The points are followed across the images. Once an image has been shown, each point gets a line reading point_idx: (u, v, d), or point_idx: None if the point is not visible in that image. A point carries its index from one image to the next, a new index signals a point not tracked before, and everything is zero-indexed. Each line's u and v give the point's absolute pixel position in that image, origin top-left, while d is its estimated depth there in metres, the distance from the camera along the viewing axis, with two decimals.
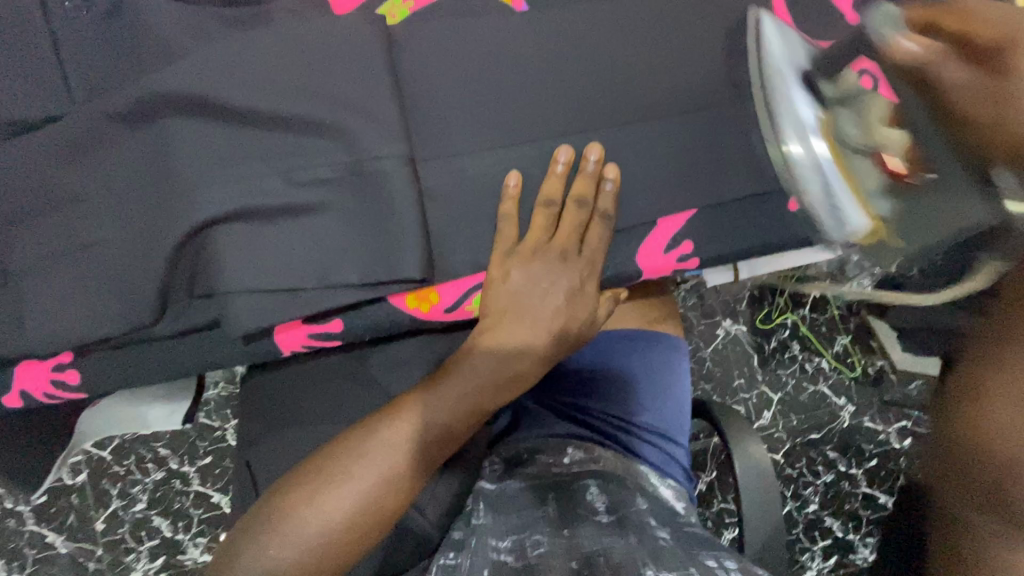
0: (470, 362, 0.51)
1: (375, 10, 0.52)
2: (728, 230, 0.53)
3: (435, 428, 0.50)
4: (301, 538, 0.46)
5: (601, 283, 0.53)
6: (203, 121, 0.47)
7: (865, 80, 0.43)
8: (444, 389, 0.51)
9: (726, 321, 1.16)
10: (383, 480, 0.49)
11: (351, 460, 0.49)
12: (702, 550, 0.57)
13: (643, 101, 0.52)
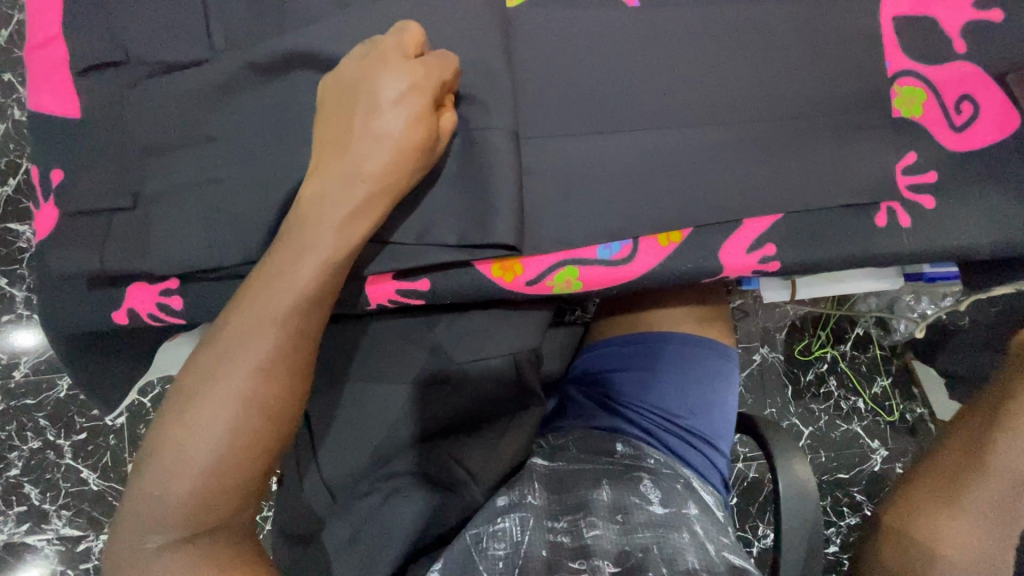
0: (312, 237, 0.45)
1: None
2: (811, 240, 0.53)
3: (287, 301, 0.45)
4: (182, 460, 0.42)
5: (680, 275, 0.54)
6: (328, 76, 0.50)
7: (906, 161, 0.54)
8: (297, 280, 0.45)
9: (763, 348, 1.23)
10: (260, 364, 0.44)
11: (210, 354, 0.44)
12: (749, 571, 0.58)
13: (742, 105, 0.53)
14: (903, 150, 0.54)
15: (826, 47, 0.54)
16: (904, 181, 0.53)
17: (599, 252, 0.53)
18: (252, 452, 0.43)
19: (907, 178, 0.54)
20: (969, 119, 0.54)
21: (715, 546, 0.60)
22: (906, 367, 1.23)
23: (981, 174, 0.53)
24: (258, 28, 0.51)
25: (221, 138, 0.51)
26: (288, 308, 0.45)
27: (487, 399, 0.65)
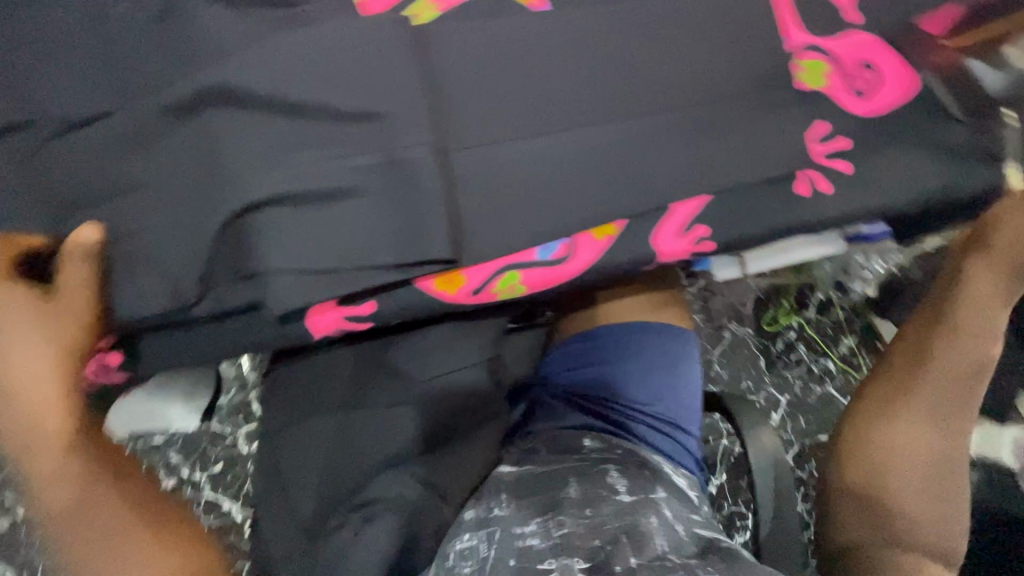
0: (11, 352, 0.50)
1: (403, 12, 0.55)
2: (740, 216, 0.55)
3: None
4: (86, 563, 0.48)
5: (620, 268, 0.55)
6: (243, 107, 0.49)
7: (817, 129, 0.56)
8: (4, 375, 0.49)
9: (732, 324, 1.27)
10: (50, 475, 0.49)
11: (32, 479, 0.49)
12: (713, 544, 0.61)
13: (658, 95, 0.55)
14: (813, 120, 0.56)
15: (730, 32, 0.56)
16: (817, 148, 0.56)
17: (538, 254, 0.53)
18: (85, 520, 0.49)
19: (819, 146, 0.56)
20: (872, 85, 0.56)
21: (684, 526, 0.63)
22: (868, 324, 1.27)
23: (890, 135, 0.56)
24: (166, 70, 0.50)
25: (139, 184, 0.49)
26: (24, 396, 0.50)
27: (454, 412, 0.66)
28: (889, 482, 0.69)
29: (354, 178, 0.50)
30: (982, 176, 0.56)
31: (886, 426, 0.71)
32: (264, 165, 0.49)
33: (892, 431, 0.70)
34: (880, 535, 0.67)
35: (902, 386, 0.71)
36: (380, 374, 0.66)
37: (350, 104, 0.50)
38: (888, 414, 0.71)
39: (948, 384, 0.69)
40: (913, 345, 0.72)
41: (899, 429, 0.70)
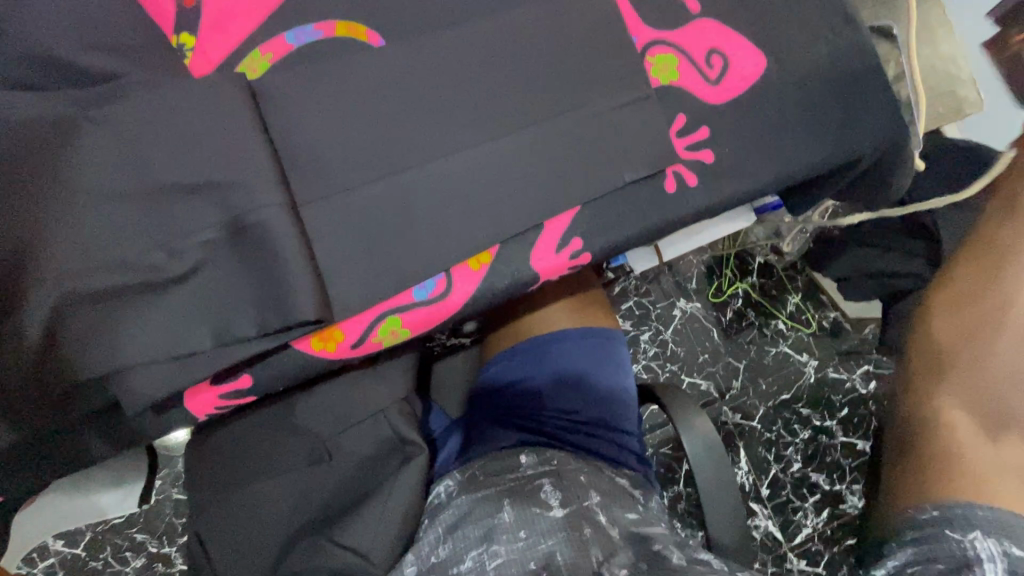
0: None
1: (236, 69, 0.53)
2: (613, 222, 0.55)
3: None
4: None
5: (503, 292, 0.54)
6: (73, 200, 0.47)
7: (677, 120, 0.56)
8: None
9: (681, 300, 1.28)
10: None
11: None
12: (653, 543, 0.60)
13: (511, 113, 0.54)
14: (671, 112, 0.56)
15: (573, 38, 0.55)
16: (677, 142, 0.56)
17: (415, 295, 0.52)
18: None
19: (679, 139, 0.56)
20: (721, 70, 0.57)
21: (620, 531, 0.61)
22: (810, 280, 1.30)
23: (747, 117, 0.56)
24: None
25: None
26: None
27: (374, 460, 0.64)
28: (951, 451, 0.67)
29: (205, 252, 0.48)
30: (839, 143, 0.57)
31: (979, 341, 0.75)
32: (107, 257, 0.47)
33: (988, 387, 0.72)
34: (936, 475, 0.66)
35: (983, 343, 0.75)
36: (290, 435, 0.63)
37: (190, 179, 0.49)
38: (981, 386, 0.73)
39: (994, 318, 0.75)
40: (986, 294, 0.76)
41: (952, 382, 0.75)
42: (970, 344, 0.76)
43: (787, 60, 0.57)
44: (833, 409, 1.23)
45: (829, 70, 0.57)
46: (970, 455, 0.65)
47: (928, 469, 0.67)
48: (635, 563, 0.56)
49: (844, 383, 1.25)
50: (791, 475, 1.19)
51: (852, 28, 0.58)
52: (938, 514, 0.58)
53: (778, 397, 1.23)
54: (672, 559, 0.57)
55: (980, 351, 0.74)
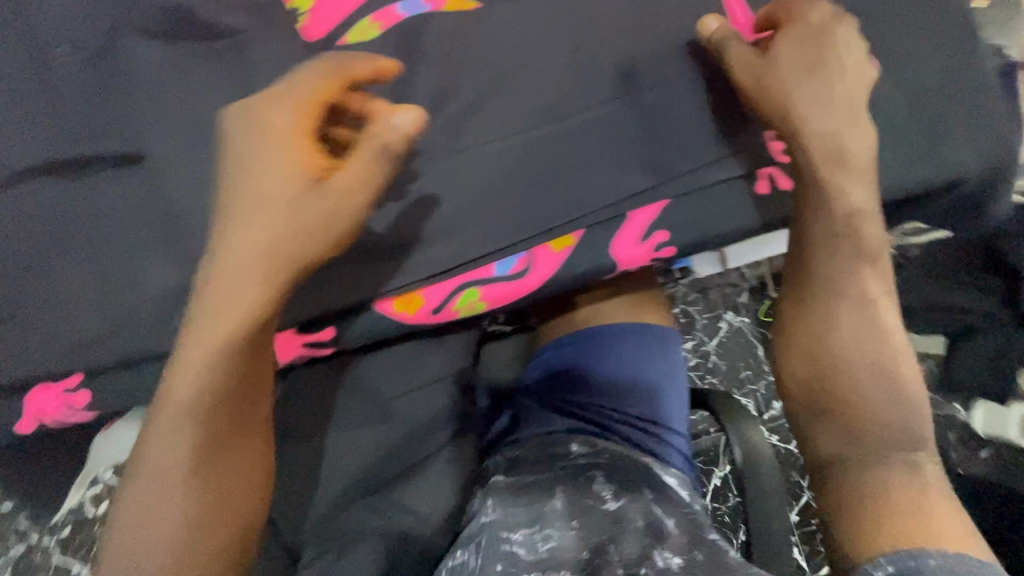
0: (263, 197, 0.47)
1: (344, 37, 0.54)
2: (700, 218, 0.54)
3: (333, 230, 0.48)
4: (168, 449, 0.47)
5: (581, 278, 0.55)
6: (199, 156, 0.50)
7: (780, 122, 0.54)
8: (240, 239, 0.47)
9: (728, 313, 1.28)
10: (229, 343, 0.47)
11: (185, 345, 0.47)
12: (706, 536, 0.62)
13: (612, 99, 0.53)
14: None
15: (683, 30, 0.54)
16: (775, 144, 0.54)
17: (495, 270, 0.53)
18: (228, 408, 0.47)
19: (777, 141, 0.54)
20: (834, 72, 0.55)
21: (676, 522, 0.63)
22: None
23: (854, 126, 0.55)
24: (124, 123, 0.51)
25: (104, 239, 0.51)
26: (263, 245, 0.47)
27: (430, 426, 0.67)
28: (860, 430, 0.50)
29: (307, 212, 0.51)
30: (947, 162, 0.55)
31: (843, 381, 0.51)
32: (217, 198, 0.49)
33: (856, 394, 0.50)
34: (865, 451, 0.49)
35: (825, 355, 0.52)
36: (351, 396, 0.66)
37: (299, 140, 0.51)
38: (839, 388, 0.51)
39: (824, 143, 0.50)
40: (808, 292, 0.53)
41: (849, 388, 0.51)
42: (792, 389, 0.54)
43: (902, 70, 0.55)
44: None
45: (946, 85, 0.55)
46: (820, 439, 0.52)
47: (884, 517, 0.46)
48: (692, 554, 0.59)
49: None
50: None
51: (974, 44, 0.56)
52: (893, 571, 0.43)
53: None
54: (728, 555, 0.59)
55: (802, 331, 0.53)
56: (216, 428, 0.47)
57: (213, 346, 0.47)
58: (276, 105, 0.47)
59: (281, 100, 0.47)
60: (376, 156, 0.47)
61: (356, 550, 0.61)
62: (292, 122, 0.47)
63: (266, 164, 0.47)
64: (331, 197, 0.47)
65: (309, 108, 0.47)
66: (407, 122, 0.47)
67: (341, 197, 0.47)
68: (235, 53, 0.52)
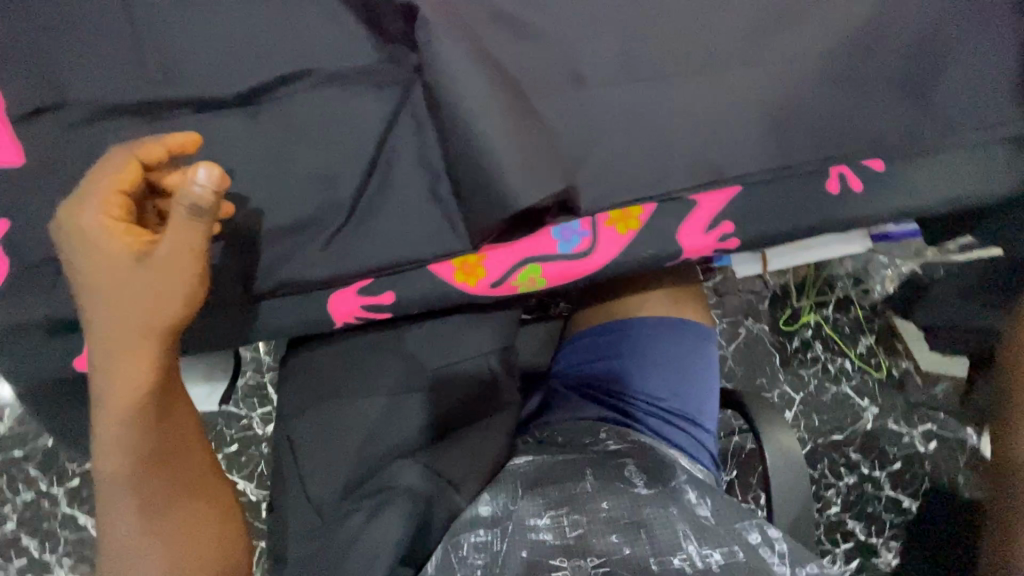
0: (124, 283, 0.43)
1: None
2: (770, 213, 0.54)
3: (165, 301, 0.43)
4: (114, 486, 0.46)
5: (644, 264, 0.55)
6: (292, 110, 0.52)
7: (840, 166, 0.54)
8: (99, 320, 0.44)
9: (749, 320, 1.31)
10: (131, 403, 0.45)
11: (98, 401, 0.45)
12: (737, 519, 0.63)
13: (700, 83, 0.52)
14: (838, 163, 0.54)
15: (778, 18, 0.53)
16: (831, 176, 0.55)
17: (559, 247, 0.53)
18: (142, 451, 0.46)
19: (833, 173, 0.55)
20: (928, 76, 0.53)
21: (710, 509, 0.63)
22: (888, 324, 1.31)
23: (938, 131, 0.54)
24: (213, 71, 0.51)
25: None
26: (118, 313, 0.43)
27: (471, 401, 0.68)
28: None
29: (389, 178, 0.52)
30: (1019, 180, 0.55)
31: None
32: None
33: None
34: None
35: None
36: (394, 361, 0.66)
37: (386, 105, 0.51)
38: None
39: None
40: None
41: None
42: None
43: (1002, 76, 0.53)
44: (884, 460, 1.25)
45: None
46: None
47: None
48: (732, 551, 0.58)
49: (902, 437, 1.26)
50: (828, 516, 1.22)
51: None
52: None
53: (830, 436, 1.26)
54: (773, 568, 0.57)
55: None
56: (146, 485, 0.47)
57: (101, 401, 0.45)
58: (94, 202, 0.43)
59: (94, 188, 0.44)
60: (185, 221, 0.41)
61: (386, 518, 0.60)
62: (94, 211, 0.43)
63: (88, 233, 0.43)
64: (160, 266, 0.43)
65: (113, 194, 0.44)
66: (207, 177, 0.41)
67: (158, 273, 0.43)
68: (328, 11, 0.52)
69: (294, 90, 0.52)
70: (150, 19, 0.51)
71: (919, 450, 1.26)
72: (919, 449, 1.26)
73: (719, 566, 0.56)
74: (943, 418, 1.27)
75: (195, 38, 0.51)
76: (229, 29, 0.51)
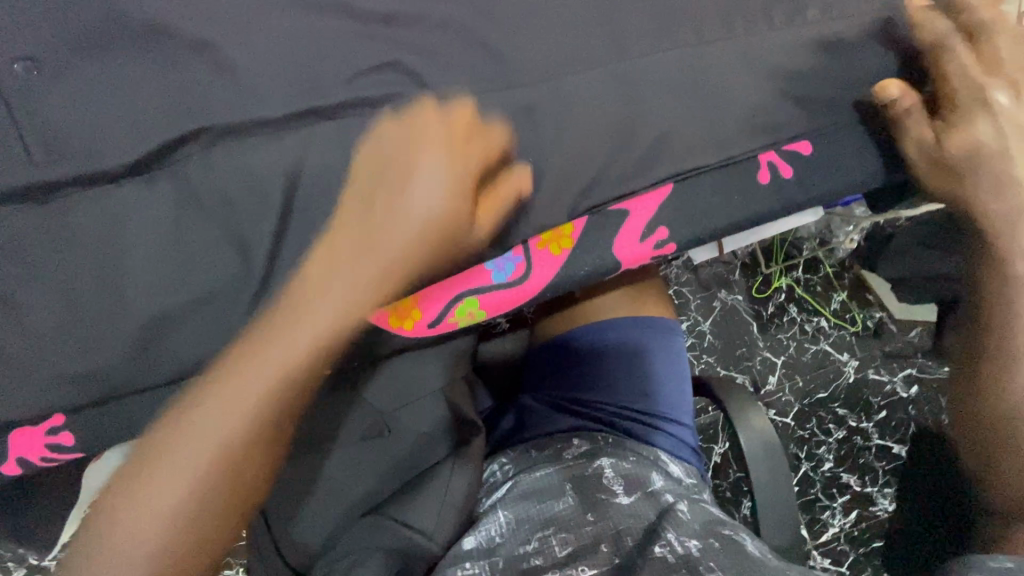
0: (320, 290, 0.48)
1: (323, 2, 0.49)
2: (703, 211, 0.54)
3: (347, 324, 0.49)
4: (177, 494, 0.47)
5: (583, 280, 0.54)
6: (199, 173, 0.48)
7: (763, 171, 0.54)
8: (326, 306, 0.48)
9: (722, 292, 1.31)
10: (281, 424, 0.51)
11: (354, 250, 0.48)
12: (718, 520, 0.62)
13: (619, 92, 0.51)
14: (758, 160, 0.54)
15: (695, 17, 0.52)
16: (761, 176, 0.54)
17: (493, 278, 0.52)
18: (255, 461, 0.50)
19: (761, 174, 0.54)
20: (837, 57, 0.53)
21: (686, 505, 0.63)
22: (858, 278, 1.33)
23: (856, 108, 0.55)
24: (106, 140, 0.47)
25: (80, 265, 0.48)
26: (346, 301, 0.48)
27: (435, 436, 0.66)
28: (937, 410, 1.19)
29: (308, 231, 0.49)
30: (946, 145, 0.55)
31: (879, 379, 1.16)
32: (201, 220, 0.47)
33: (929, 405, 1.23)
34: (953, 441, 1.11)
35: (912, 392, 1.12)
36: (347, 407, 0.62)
37: (292, 152, 0.48)
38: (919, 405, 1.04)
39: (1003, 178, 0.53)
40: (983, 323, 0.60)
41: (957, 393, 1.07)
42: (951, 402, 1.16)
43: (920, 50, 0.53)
44: (868, 411, 1.26)
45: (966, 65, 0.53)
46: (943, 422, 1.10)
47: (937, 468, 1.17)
48: (708, 540, 0.57)
49: (884, 386, 1.28)
50: (822, 473, 1.23)
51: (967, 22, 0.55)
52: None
53: (814, 394, 1.27)
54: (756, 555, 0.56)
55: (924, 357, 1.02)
56: (244, 489, 0.51)
57: (226, 421, 0.48)
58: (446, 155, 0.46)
59: (429, 130, 0.46)
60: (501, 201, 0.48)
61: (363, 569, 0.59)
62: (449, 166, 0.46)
63: (428, 180, 0.46)
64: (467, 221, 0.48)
65: (461, 169, 0.46)
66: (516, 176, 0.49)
67: (353, 283, 0.48)
68: (222, 60, 0.48)
69: (194, 150, 0.48)
70: (22, 92, 0.46)
71: (901, 396, 1.27)
72: (901, 396, 1.27)
73: (699, 551, 0.55)
74: (922, 360, 1.29)
75: (81, 107, 0.47)
76: (117, 93, 0.48)
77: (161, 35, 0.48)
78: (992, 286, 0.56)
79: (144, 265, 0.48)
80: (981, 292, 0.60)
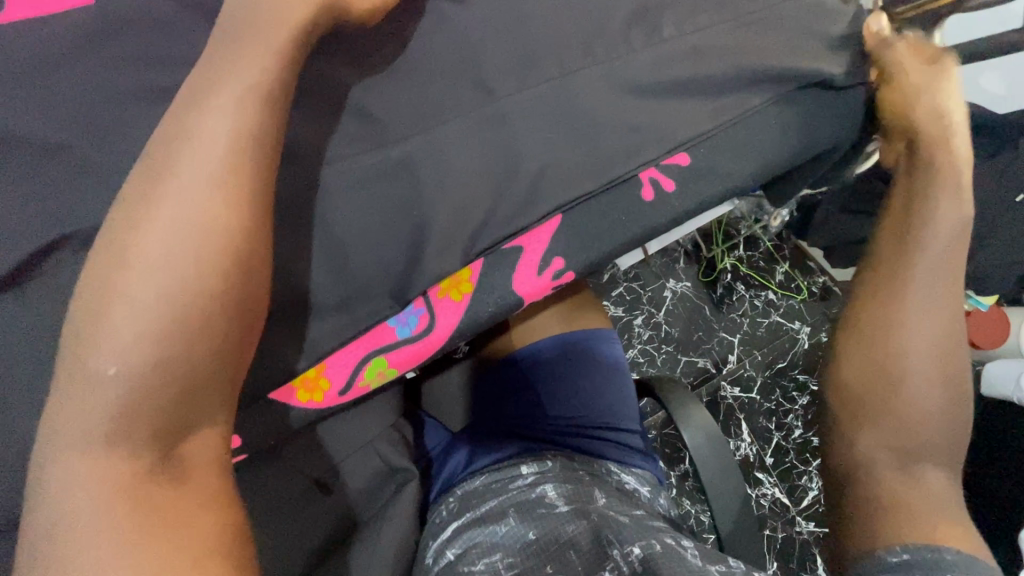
0: (214, 91, 0.40)
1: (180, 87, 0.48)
2: (595, 236, 0.55)
3: (268, 104, 0.41)
4: (129, 340, 0.36)
5: (491, 319, 0.55)
6: (75, 276, 0.47)
7: (649, 186, 0.55)
8: (166, 195, 0.38)
9: (669, 282, 1.34)
10: (228, 258, 0.38)
11: (190, 167, 0.38)
12: (659, 529, 0.62)
13: (492, 132, 0.51)
14: (641, 175, 0.55)
15: (560, 47, 0.53)
16: (645, 193, 0.55)
17: (399, 333, 0.52)
18: (208, 316, 0.38)
19: (645, 191, 0.55)
20: (698, 71, 0.55)
21: (627, 517, 0.63)
22: (796, 248, 1.38)
23: (730, 110, 0.56)
24: None
25: None
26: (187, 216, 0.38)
27: (386, 479, 0.68)
28: None
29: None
30: (803, 137, 0.59)
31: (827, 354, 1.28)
32: None
33: None
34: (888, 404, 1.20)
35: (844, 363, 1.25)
36: (282, 478, 0.60)
37: None
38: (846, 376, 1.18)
39: (965, 185, 0.61)
40: (883, 266, 0.61)
41: None
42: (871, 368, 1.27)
43: (772, 56, 0.56)
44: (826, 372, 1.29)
45: (808, 66, 0.58)
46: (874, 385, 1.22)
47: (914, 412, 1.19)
48: (650, 545, 0.57)
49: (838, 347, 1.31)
50: (793, 441, 1.25)
51: (810, 22, 0.59)
52: (910, 557, 0.50)
53: (774, 366, 1.30)
54: (698, 563, 0.55)
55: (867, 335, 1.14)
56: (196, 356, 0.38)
57: (162, 295, 0.37)
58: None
59: None
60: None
61: None
62: None
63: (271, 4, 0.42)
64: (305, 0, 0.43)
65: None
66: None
67: (243, 55, 0.41)
68: (78, 159, 0.46)
69: (65, 257, 0.47)
70: None
71: None
72: None
73: (641, 561, 0.55)
74: None
75: None
76: None
77: (6, 139, 0.45)
78: (894, 270, 0.61)
79: (29, 378, 0.46)
80: (875, 258, 0.63)
